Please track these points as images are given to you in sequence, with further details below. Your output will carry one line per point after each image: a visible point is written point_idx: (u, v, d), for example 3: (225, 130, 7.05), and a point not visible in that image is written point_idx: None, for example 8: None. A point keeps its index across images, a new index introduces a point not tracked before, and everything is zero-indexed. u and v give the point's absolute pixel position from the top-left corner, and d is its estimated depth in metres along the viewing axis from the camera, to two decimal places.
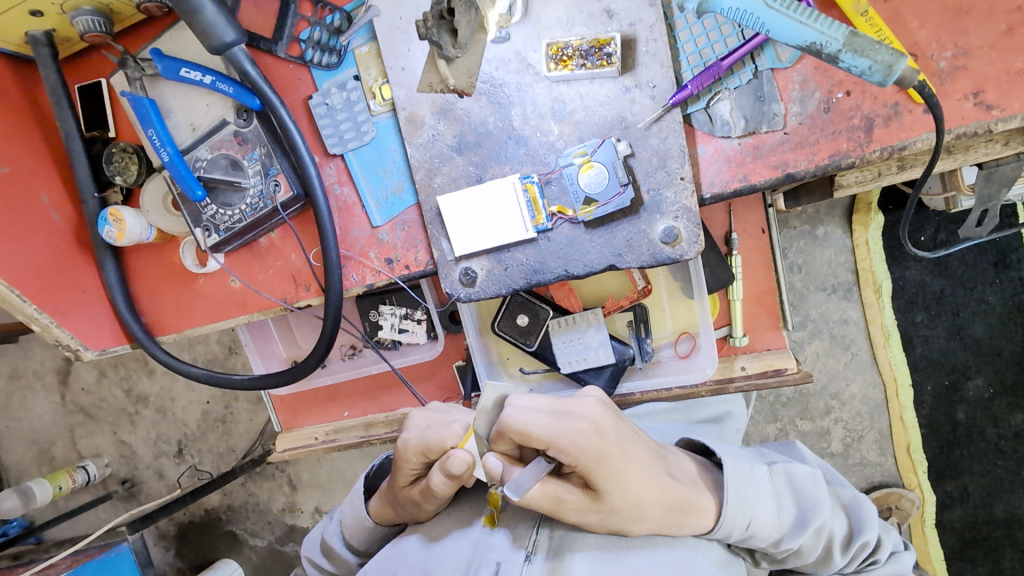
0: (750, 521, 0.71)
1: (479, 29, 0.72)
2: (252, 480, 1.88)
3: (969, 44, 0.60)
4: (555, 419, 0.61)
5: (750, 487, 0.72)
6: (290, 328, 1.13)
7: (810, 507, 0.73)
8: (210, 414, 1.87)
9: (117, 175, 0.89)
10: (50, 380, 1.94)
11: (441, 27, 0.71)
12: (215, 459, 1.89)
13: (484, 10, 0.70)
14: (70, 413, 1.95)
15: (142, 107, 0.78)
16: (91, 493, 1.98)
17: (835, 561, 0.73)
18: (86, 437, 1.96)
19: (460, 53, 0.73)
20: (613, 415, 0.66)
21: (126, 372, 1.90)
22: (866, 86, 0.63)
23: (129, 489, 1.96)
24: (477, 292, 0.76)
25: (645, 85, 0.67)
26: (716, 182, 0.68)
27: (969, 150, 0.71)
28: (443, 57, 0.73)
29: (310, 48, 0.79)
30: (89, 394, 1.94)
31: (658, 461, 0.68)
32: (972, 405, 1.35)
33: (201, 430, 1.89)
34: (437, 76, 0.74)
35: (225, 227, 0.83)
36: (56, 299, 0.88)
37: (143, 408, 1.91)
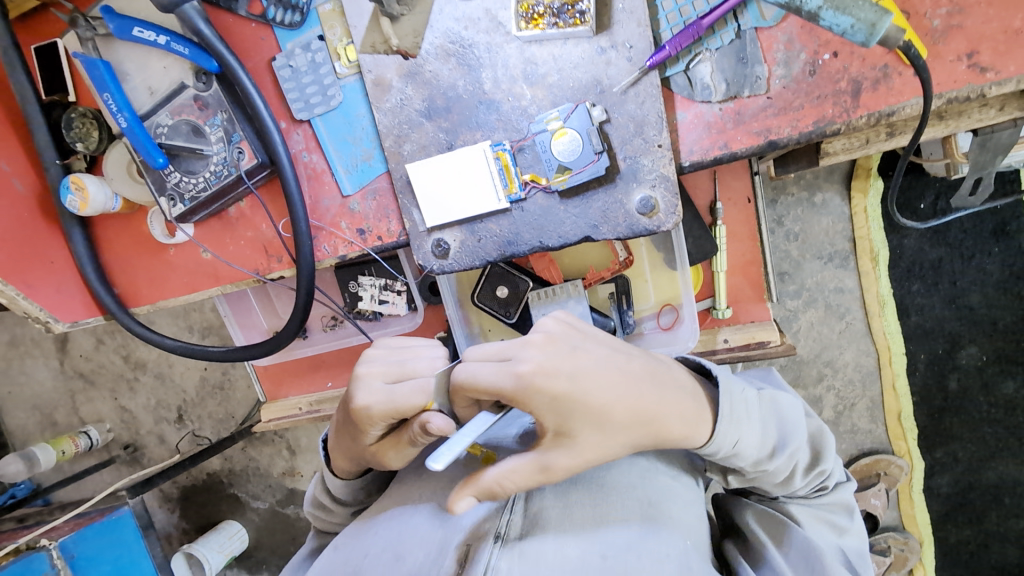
0: (738, 439, 0.66)
1: None
2: (252, 445, 1.90)
3: (965, 1, 0.56)
4: (497, 370, 0.57)
5: (740, 406, 0.67)
6: (270, 299, 1.11)
7: (790, 431, 0.70)
8: (208, 380, 1.88)
9: (78, 142, 0.86)
10: (48, 347, 1.94)
11: None
12: (215, 425, 1.90)
13: None
14: (69, 379, 1.96)
15: (96, 69, 0.74)
16: (95, 457, 2.01)
17: (795, 484, 0.71)
18: (86, 403, 1.97)
19: (405, 10, 0.69)
20: (565, 348, 0.58)
21: (122, 339, 1.89)
22: (853, 47, 0.59)
23: (132, 453, 1.98)
24: (451, 265, 0.74)
25: (621, 46, 0.64)
26: (695, 150, 0.65)
27: (961, 115, 0.66)
28: (387, 14, 0.68)
29: (272, 5, 0.74)
30: (88, 361, 1.94)
31: (637, 379, 0.60)
32: (964, 373, 1.34)
33: (199, 396, 1.90)
34: (381, 35, 0.70)
35: (190, 196, 0.80)
36: (23, 271, 0.86)
37: (141, 374, 1.92)
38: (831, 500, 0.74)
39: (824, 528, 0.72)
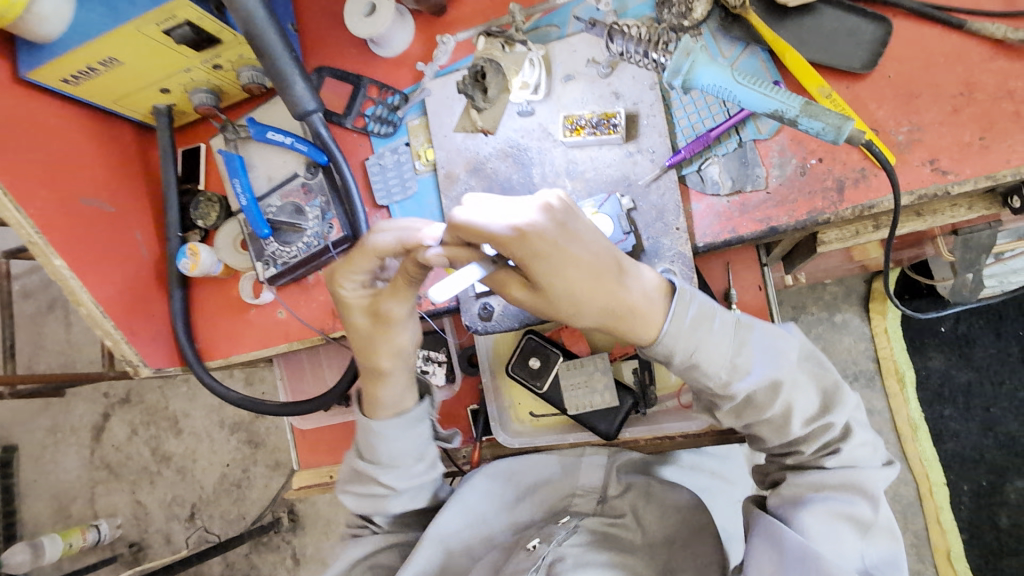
0: (699, 351, 0.71)
1: (504, 89, 0.86)
2: (257, 549, 1.89)
3: (922, 122, 0.70)
4: (498, 216, 0.60)
5: (711, 323, 0.71)
6: (321, 364, 1.20)
7: (774, 362, 0.74)
8: (227, 477, 1.92)
9: (199, 219, 1.04)
10: (84, 434, 2.01)
11: (475, 86, 0.86)
12: (225, 525, 1.91)
13: (509, 76, 0.85)
14: (96, 469, 2.00)
15: (232, 161, 0.95)
16: (97, 555, 1.98)
17: (791, 429, 0.75)
18: (105, 495, 1.99)
19: (489, 105, 0.86)
20: (571, 229, 0.62)
21: (155, 431, 1.96)
22: (835, 154, 0.73)
23: (135, 553, 1.96)
24: (493, 324, 0.87)
25: (645, 151, 0.79)
26: (708, 233, 0.78)
27: (937, 213, 0.75)
28: (476, 107, 0.87)
29: (372, 121, 0.95)
30: (118, 451, 1.99)
31: (610, 270, 0.65)
32: (1014, 509, 1.30)
33: (216, 493, 1.92)
34: (470, 121, 0.88)
35: (282, 262, 0.96)
36: (130, 320, 1.00)
37: (164, 467, 1.96)
38: (837, 481, 0.75)
39: (842, 525, 0.73)
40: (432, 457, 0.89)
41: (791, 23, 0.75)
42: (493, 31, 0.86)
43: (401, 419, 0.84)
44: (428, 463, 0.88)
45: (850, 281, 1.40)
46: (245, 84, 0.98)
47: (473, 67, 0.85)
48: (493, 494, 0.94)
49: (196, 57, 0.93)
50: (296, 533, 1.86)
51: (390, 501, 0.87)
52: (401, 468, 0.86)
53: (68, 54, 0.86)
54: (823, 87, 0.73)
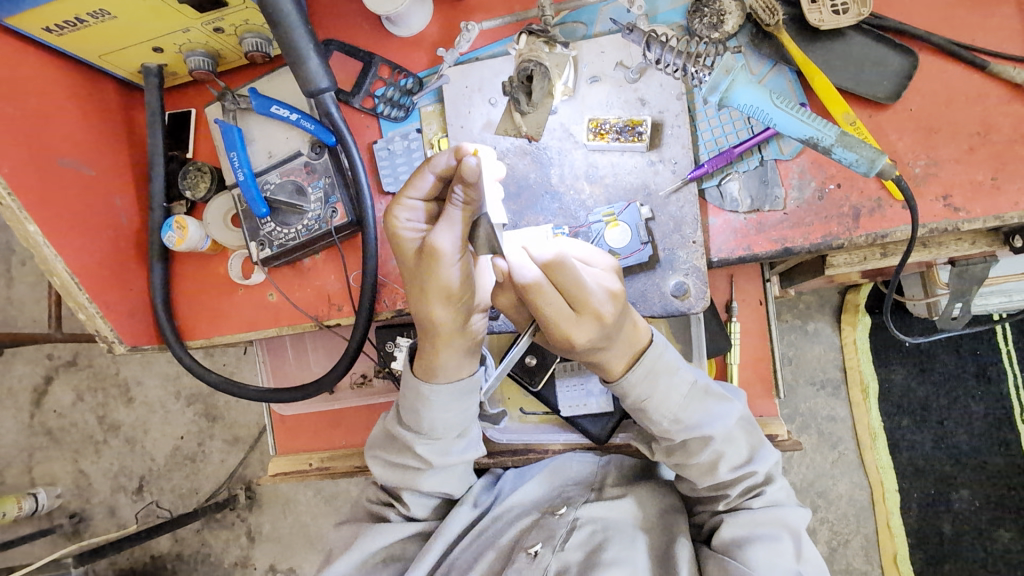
0: (647, 399, 0.75)
1: (548, 94, 0.83)
2: (210, 527, 1.83)
3: (939, 157, 0.72)
4: (562, 317, 0.64)
5: (665, 376, 0.75)
6: (305, 348, 1.17)
7: (709, 421, 0.78)
8: (181, 451, 1.85)
9: (188, 190, 0.99)
10: (25, 398, 1.89)
11: (521, 87, 0.82)
12: (175, 500, 1.85)
13: (553, 80, 0.82)
14: (34, 435, 1.89)
15: (231, 133, 0.90)
16: (34, 525, 1.88)
17: (717, 473, 0.79)
18: (43, 463, 1.89)
19: (532, 109, 0.83)
20: (614, 327, 0.67)
21: (103, 398, 1.87)
22: (854, 181, 0.74)
23: (75, 525, 1.87)
24: (501, 324, 0.89)
25: (668, 161, 0.79)
26: (723, 249, 0.79)
27: (941, 246, 0.78)
28: (519, 110, 0.83)
29: (383, 103, 0.91)
30: (61, 418, 1.88)
31: (622, 346, 0.72)
32: (957, 518, 1.38)
33: (167, 467, 1.85)
34: (512, 124, 0.84)
35: (279, 244, 0.92)
36: (107, 293, 0.94)
37: (112, 437, 1.87)
38: (764, 518, 0.78)
39: (780, 560, 0.76)
40: (472, 433, 0.88)
41: (820, 46, 0.75)
42: (535, 29, 0.81)
43: (454, 386, 0.79)
44: (469, 439, 0.87)
45: (825, 293, 1.44)
46: (248, 52, 0.91)
47: (523, 68, 0.81)
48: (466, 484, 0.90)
49: (198, 18, 0.86)
50: (252, 511, 1.82)
51: (425, 474, 0.86)
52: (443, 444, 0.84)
53: (53, 3, 0.78)
54: (849, 114, 0.74)
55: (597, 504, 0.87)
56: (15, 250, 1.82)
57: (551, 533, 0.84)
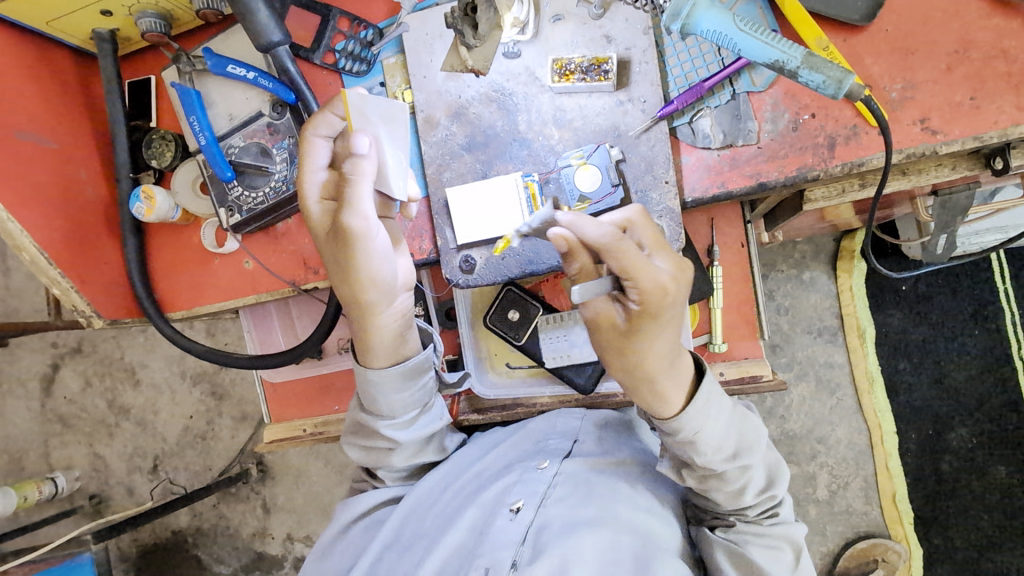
0: (699, 431, 0.68)
1: (496, 27, 0.80)
2: (225, 501, 1.87)
3: (916, 79, 0.69)
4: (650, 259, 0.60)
5: (716, 405, 0.69)
6: (291, 316, 1.16)
7: (749, 449, 0.73)
8: (191, 430, 1.87)
9: (154, 159, 0.97)
10: (33, 386, 1.91)
11: (465, 21, 0.79)
12: (190, 477, 1.88)
13: (502, 12, 0.80)
14: (47, 421, 1.91)
15: (188, 96, 0.87)
16: (54, 508, 1.92)
17: (744, 499, 0.75)
18: (60, 447, 1.92)
19: (479, 43, 0.81)
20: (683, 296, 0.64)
21: (111, 382, 1.89)
22: (828, 109, 0.72)
23: (96, 506, 1.91)
24: (475, 279, 0.83)
25: (636, 100, 0.76)
26: (697, 187, 0.76)
27: (922, 173, 0.76)
28: (465, 44, 0.80)
29: (344, 57, 0.88)
30: (71, 403, 1.91)
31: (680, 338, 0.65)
32: (956, 455, 1.39)
33: (179, 445, 1.88)
34: (458, 60, 0.82)
35: (248, 208, 0.91)
36: (80, 268, 0.93)
37: (123, 420, 1.90)
38: (774, 531, 0.77)
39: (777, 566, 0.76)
40: (435, 405, 0.87)
41: None
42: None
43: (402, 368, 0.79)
44: (432, 411, 0.86)
45: (820, 240, 1.42)
46: (199, 10, 0.87)
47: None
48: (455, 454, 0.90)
49: None
50: (264, 484, 1.85)
51: (395, 454, 0.85)
52: (406, 420, 0.82)
53: None
54: (822, 39, 0.70)
55: (575, 462, 0.87)
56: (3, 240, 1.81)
57: (534, 488, 0.82)
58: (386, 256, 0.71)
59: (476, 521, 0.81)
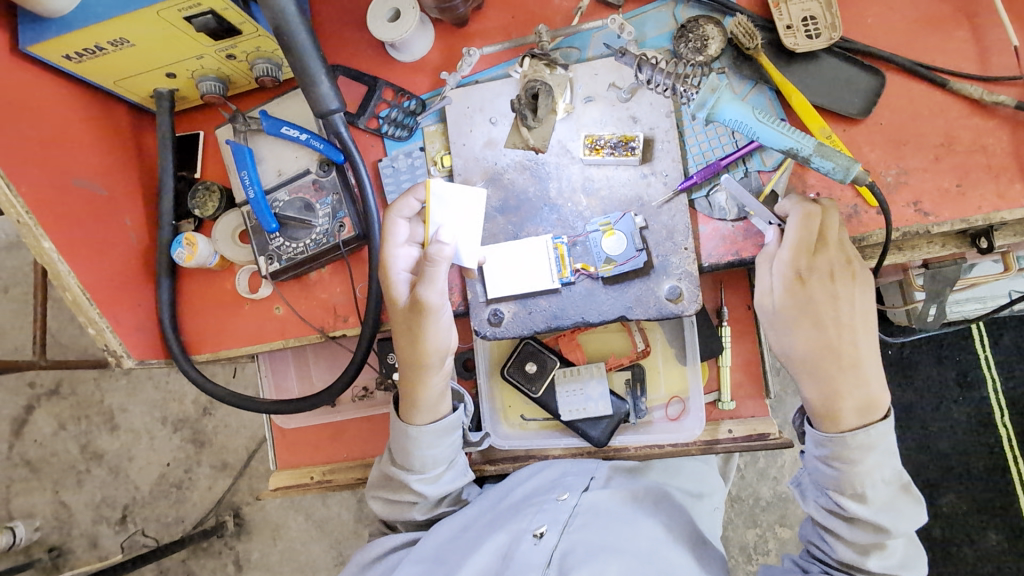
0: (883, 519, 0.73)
1: (552, 111, 0.87)
2: (195, 556, 1.81)
3: (908, 167, 0.78)
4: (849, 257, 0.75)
5: (902, 509, 0.74)
6: (307, 362, 1.19)
7: (908, 564, 0.76)
8: (166, 478, 1.83)
9: (197, 208, 1.03)
10: (4, 428, 1.86)
11: (528, 105, 0.87)
12: (160, 529, 1.82)
13: (557, 98, 0.87)
14: (14, 466, 1.86)
15: (241, 153, 0.94)
16: (10, 560, 1.83)
17: None
18: (22, 495, 1.85)
19: (538, 123, 0.88)
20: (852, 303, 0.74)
21: (86, 426, 1.85)
22: (832, 189, 0.80)
23: (54, 559, 1.82)
24: (503, 331, 0.88)
25: (659, 173, 0.84)
26: (713, 254, 0.84)
27: (915, 249, 0.83)
28: (526, 125, 0.88)
29: (387, 124, 0.96)
30: (41, 447, 1.86)
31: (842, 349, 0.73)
32: (946, 521, 1.42)
33: (152, 495, 1.83)
34: (520, 138, 0.89)
35: (287, 257, 0.96)
36: (116, 309, 0.96)
37: (95, 466, 1.85)
38: None
39: None
40: (460, 463, 0.93)
41: (796, 67, 0.82)
42: (536, 52, 0.88)
43: (437, 425, 0.87)
44: (456, 469, 0.92)
45: None
46: (259, 77, 0.96)
47: (529, 87, 0.87)
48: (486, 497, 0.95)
49: (212, 45, 0.90)
50: (240, 538, 1.80)
51: (417, 507, 0.91)
52: (433, 474, 0.89)
53: (75, 31, 0.83)
54: (825, 129, 0.80)
55: (594, 495, 0.92)
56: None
57: (556, 516, 0.87)
58: (445, 327, 0.84)
59: (501, 549, 0.84)
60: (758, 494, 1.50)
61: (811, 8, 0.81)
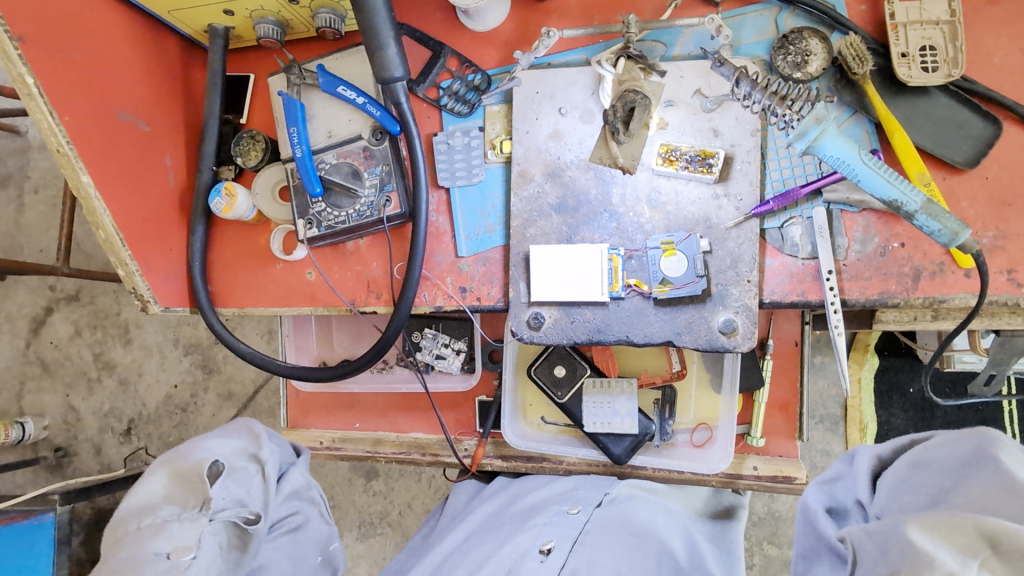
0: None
1: (644, 125, 0.81)
2: None
3: (1008, 231, 0.72)
4: None
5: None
6: (330, 328, 1.17)
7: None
8: (173, 399, 1.84)
9: (239, 156, 0.98)
10: (20, 325, 1.87)
11: (618, 116, 0.81)
12: (162, 446, 1.84)
13: (651, 112, 0.81)
14: (28, 364, 1.87)
15: (293, 108, 0.89)
16: (17, 454, 1.86)
17: None
18: (34, 393, 1.87)
19: (629, 138, 0.81)
20: None
21: (101, 337, 1.86)
22: (919, 242, 0.74)
23: (60, 459, 1.85)
24: (540, 336, 0.84)
25: (733, 196, 0.78)
26: (776, 291, 0.78)
27: (994, 317, 0.79)
28: (615, 139, 0.82)
29: (447, 96, 0.90)
30: (56, 350, 1.87)
31: None
32: None
33: (158, 413, 1.85)
34: (608, 152, 0.83)
35: (327, 225, 0.92)
36: (148, 253, 0.94)
37: (106, 376, 1.86)
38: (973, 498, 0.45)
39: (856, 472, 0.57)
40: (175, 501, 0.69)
41: (903, 101, 0.75)
42: (633, 53, 0.80)
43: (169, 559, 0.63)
44: (180, 513, 0.68)
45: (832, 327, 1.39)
46: (320, 28, 0.89)
47: (626, 99, 0.81)
48: (495, 515, 0.93)
49: None
50: None
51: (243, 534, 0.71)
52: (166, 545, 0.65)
53: None
54: (924, 175, 0.73)
55: (607, 511, 0.86)
56: (30, 176, 1.80)
57: (565, 531, 0.82)
58: None
59: (508, 561, 0.80)
60: (753, 509, 1.47)
61: (932, 37, 0.73)
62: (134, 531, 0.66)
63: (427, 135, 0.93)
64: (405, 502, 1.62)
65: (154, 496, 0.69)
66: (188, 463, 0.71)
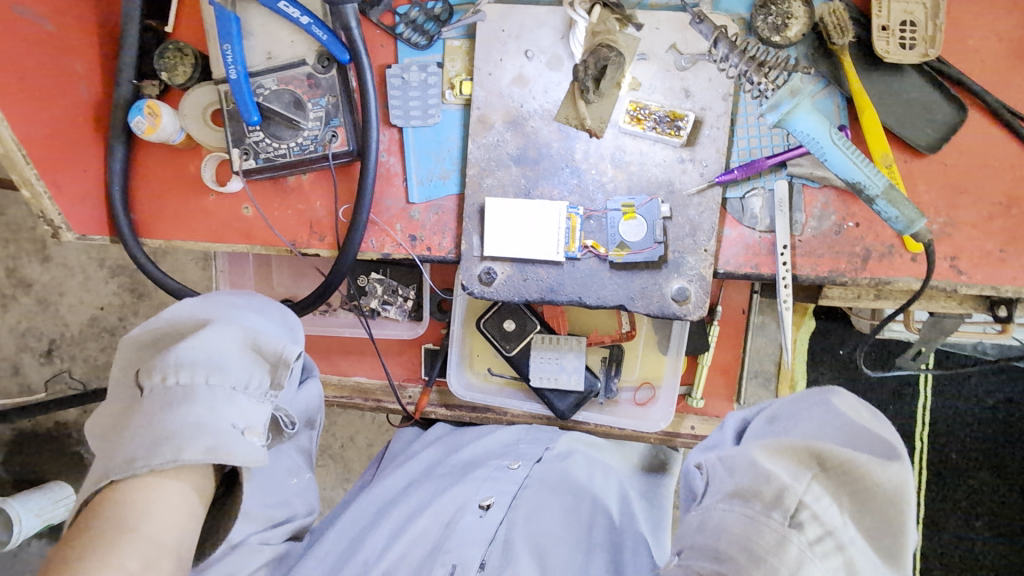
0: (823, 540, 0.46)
1: (617, 85, 0.76)
2: None
3: (957, 218, 0.73)
4: None
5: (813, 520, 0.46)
6: (268, 267, 1.11)
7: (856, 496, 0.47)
8: (99, 321, 1.66)
9: (163, 72, 0.87)
10: None
11: (591, 75, 0.75)
12: (88, 369, 1.67)
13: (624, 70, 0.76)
14: None
15: (226, 22, 0.79)
16: None
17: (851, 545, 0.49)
18: None
19: (598, 99, 0.76)
20: None
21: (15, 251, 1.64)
22: (872, 222, 0.74)
23: None
24: (492, 292, 0.81)
25: (698, 162, 0.76)
26: (731, 262, 0.77)
27: (932, 300, 0.82)
28: (585, 99, 0.77)
29: (404, 23, 0.81)
30: None
31: None
32: None
33: (83, 335, 1.66)
34: (576, 113, 0.78)
35: (265, 157, 0.85)
36: (58, 172, 0.84)
37: (21, 294, 1.66)
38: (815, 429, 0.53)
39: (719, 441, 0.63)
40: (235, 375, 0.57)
41: (878, 77, 0.73)
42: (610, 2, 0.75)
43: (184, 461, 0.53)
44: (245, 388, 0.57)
45: None
46: None
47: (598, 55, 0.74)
48: (435, 465, 0.93)
49: None
50: None
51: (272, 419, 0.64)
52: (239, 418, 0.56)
53: None
54: (887, 156, 0.72)
55: (545, 467, 0.88)
56: None
57: (504, 487, 0.83)
58: None
59: (446, 516, 0.80)
60: None
61: (915, 11, 0.71)
62: (198, 384, 0.55)
63: (377, 66, 0.84)
64: (345, 436, 1.61)
65: (222, 354, 0.57)
66: (271, 345, 0.61)
